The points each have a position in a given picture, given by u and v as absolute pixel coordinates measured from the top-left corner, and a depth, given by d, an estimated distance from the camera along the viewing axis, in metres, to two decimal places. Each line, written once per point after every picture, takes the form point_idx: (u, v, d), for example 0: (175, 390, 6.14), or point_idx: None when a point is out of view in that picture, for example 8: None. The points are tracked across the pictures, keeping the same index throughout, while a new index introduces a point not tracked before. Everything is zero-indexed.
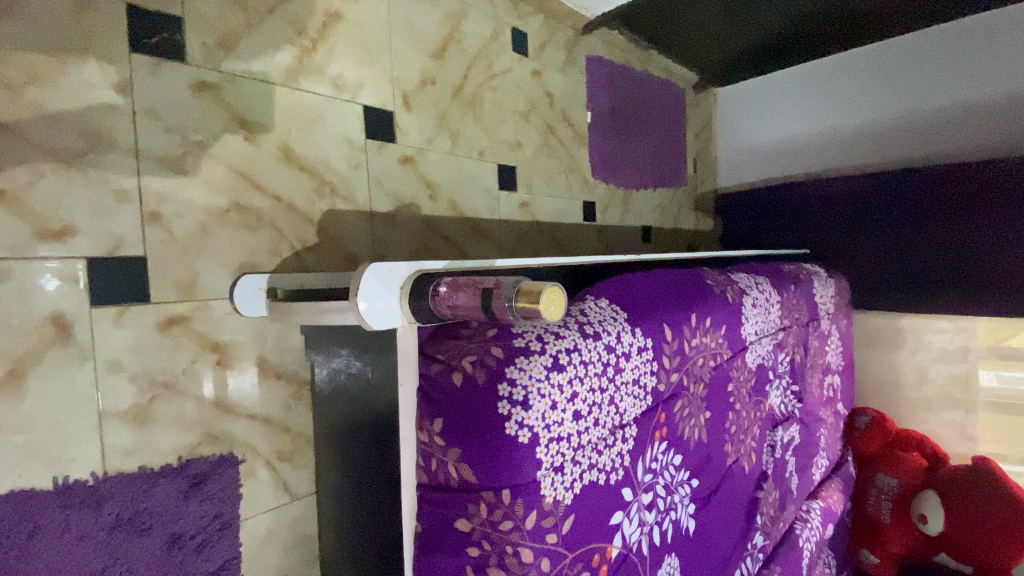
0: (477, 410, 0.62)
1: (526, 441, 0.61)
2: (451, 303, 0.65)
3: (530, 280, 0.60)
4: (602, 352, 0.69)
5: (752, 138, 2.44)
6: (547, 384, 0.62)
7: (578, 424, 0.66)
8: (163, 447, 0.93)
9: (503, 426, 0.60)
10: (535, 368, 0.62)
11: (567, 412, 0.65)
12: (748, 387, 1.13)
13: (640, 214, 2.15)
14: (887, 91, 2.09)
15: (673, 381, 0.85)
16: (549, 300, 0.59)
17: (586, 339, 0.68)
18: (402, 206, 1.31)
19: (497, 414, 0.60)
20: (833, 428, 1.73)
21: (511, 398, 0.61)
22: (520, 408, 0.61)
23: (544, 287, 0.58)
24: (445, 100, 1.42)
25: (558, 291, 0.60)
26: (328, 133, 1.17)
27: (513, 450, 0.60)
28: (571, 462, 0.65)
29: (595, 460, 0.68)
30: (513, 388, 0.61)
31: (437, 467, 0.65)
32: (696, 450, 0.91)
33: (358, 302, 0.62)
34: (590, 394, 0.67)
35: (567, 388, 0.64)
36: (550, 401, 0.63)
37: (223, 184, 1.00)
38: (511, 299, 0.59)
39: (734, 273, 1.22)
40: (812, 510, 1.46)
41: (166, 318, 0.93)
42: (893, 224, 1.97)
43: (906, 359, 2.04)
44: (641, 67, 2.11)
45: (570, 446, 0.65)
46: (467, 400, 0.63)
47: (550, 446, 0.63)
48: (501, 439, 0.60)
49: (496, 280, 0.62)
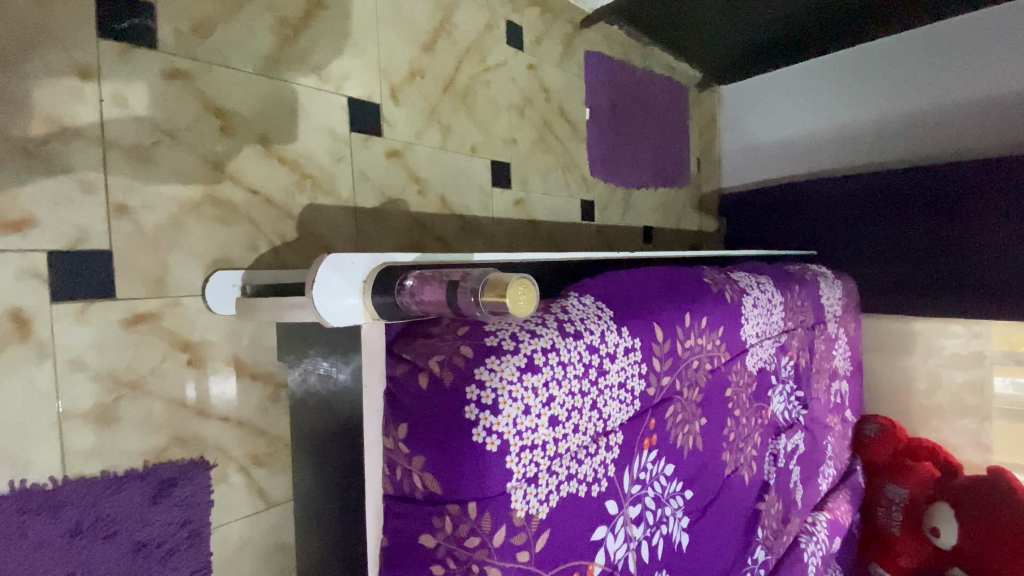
0: (443, 415, 0.57)
1: (495, 449, 0.55)
2: (418, 298, 0.60)
3: (498, 272, 0.55)
4: (582, 352, 0.64)
5: (757, 136, 2.37)
6: (519, 387, 0.57)
7: (555, 431, 0.60)
8: (128, 450, 0.89)
9: (469, 433, 0.55)
10: (507, 369, 0.57)
11: (542, 418, 0.59)
12: (748, 392, 1.07)
13: (641, 213, 2.09)
14: (898, 88, 2.03)
15: (664, 386, 0.79)
16: (516, 293, 0.53)
17: (566, 338, 0.63)
18: (389, 202, 1.27)
19: (464, 419, 0.55)
20: (840, 436, 1.65)
21: (480, 402, 0.55)
22: (489, 413, 0.55)
23: (512, 279, 0.53)
24: (436, 93, 1.37)
25: (530, 285, 0.54)
26: (311, 125, 1.12)
27: (480, 459, 0.55)
28: (547, 472, 0.60)
29: (575, 471, 0.63)
30: (482, 391, 0.56)
31: (402, 476, 0.60)
32: (689, 459, 0.85)
33: (314, 295, 0.57)
34: (568, 398, 0.62)
35: (542, 391, 0.59)
36: (523, 406, 0.57)
37: (197, 175, 0.97)
38: (478, 292, 0.54)
39: (734, 272, 1.16)
40: (818, 522, 1.39)
41: (133, 314, 0.89)
42: (901, 224, 1.91)
43: (917, 365, 1.97)
44: (642, 63, 2.05)
45: (546, 456, 0.60)
46: (432, 404, 0.57)
47: (522, 455, 0.57)
48: (467, 447, 0.55)
49: (463, 272, 0.57)
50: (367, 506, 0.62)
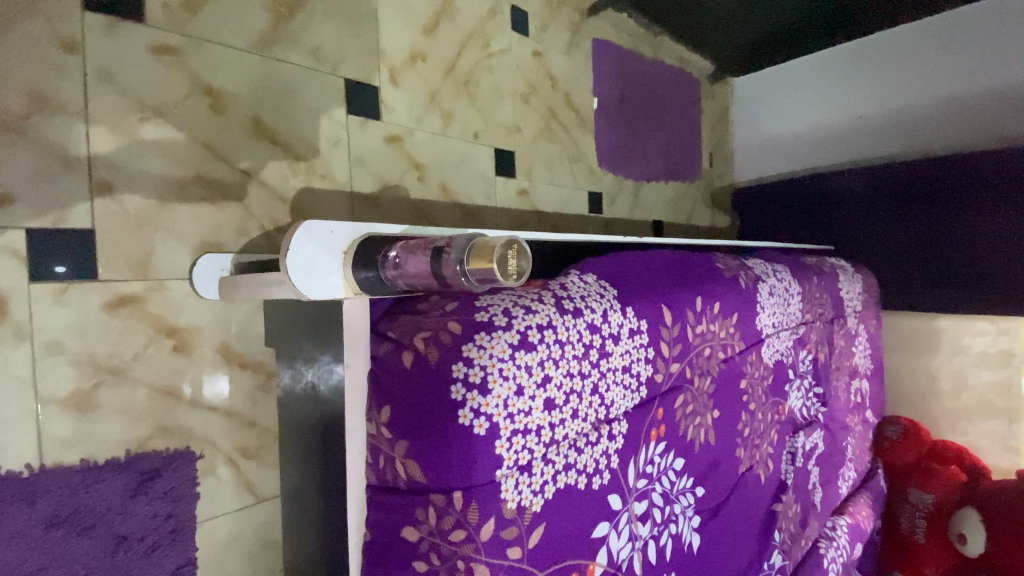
0: (427, 396, 0.51)
1: (484, 432, 0.50)
2: (402, 270, 0.55)
3: (485, 237, 0.50)
4: (582, 331, 0.58)
5: (771, 130, 2.29)
6: (511, 366, 0.52)
7: (551, 416, 0.55)
8: (109, 438, 0.85)
9: (455, 415, 0.50)
10: (498, 346, 0.52)
11: (537, 400, 0.54)
12: (764, 386, 1.01)
13: (651, 207, 2.03)
14: (923, 76, 1.94)
15: (673, 373, 0.73)
16: (504, 257, 0.49)
17: (564, 316, 0.58)
18: (387, 187, 1.22)
19: (450, 400, 0.50)
20: (861, 438, 1.57)
21: (467, 381, 0.50)
22: (477, 393, 0.50)
23: (498, 241, 0.48)
24: (437, 77, 1.33)
25: (520, 247, 0.50)
26: (306, 106, 1.09)
27: (467, 443, 0.49)
28: (542, 460, 0.54)
29: (574, 460, 0.57)
30: (470, 369, 0.50)
31: (384, 464, 0.55)
32: (701, 454, 0.79)
33: (287, 266, 0.53)
34: (566, 380, 0.56)
35: (537, 370, 0.54)
36: (515, 386, 0.52)
37: (185, 155, 0.93)
38: (463, 260, 0.50)
39: (749, 259, 1.10)
40: (838, 527, 1.31)
41: (116, 297, 0.86)
42: (924, 217, 1.82)
43: (942, 364, 1.88)
44: (653, 53, 1.99)
45: (542, 442, 0.54)
46: (416, 385, 0.52)
47: (514, 441, 0.52)
48: (453, 429, 0.50)
49: (449, 239, 0.53)
50: (348, 497, 0.57)
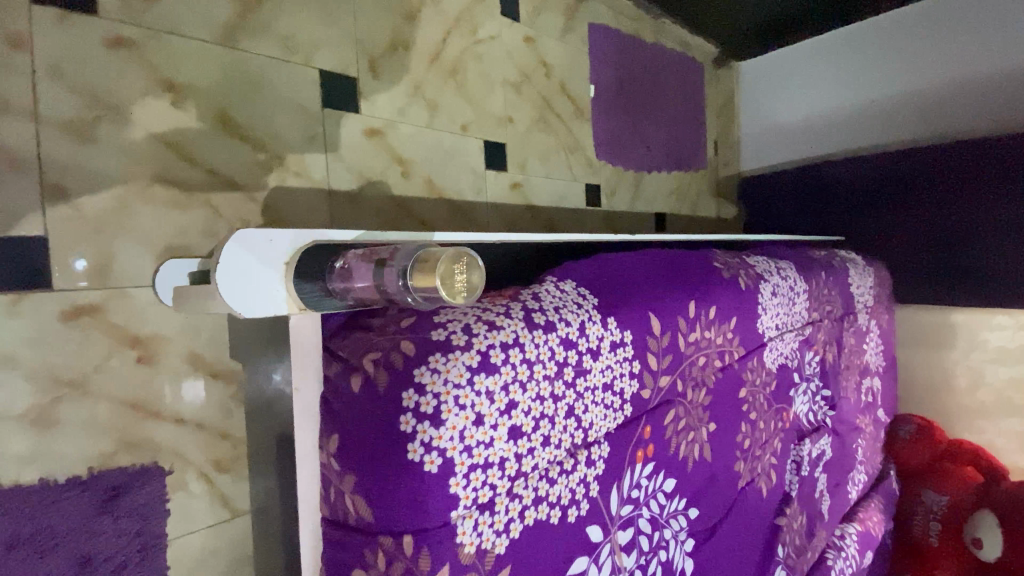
0: (374, 427, 0.46)
1: (436, 470, 0.45)
2: (349, 283, 0.50)
3: (431, 248, 0.44)
4: (553, 348, 0.53)
5: (779, 115, 2.18)
6: (469, 392, 0.46)
7: (517, 446, 0.50)
8: (71, 455, 0.81)
9: (405, 449, 0.44)
10: (454, 370, 0.46)
11: (501, 429, 0.48)
12: (767, 392, 0.94)
13: (653, 199, 1.94)
14: (941, 57, 1.84)
15: (662, 387, 0.67)
16: (450, 275, 0.44)
17: (533, 331, 0.52)
18: (368, 183, 1.16)
19: (399, 432, 0.45)
20: (872, 439, 1.50)
21: (418, 411, 0.45)
22: (429, 424, 0.45)
23: (441, 257, 0.43)
24: (421, 66, 1.26)
25: (469, 260, 0.45)
26: (277, 100, 1.03)
27: (417, 483, 0.44)
28: (506, 496, 0.49)
29: (545, 493, 0.52)
30: (422, 397, 0.45)
31: (335, 498, 0.50)
32: (695, 472, 0.73)
33: (218, 285, 0.47)
34: (535, 404, 0.51)
35: (500, 396, 0.48)
36: (473, 415, 0.46)
37: (146, 154, 0.88)
38: (408, 278, 0.45)
39: (750, 255, 1.03)
40: (847, 536, 1.24)
41: (73, 307, 0.81)
42: (942, 205, 1.72)
43: (959, 360, 1.80)
44: (654, 37, 1.89)
45: (507, 475, 0.49)
46: (364, 413, 0.47)
47: (472, 477, 0.47)
48: (402, 466, 0.44)
49: (392, 249, 0.47)
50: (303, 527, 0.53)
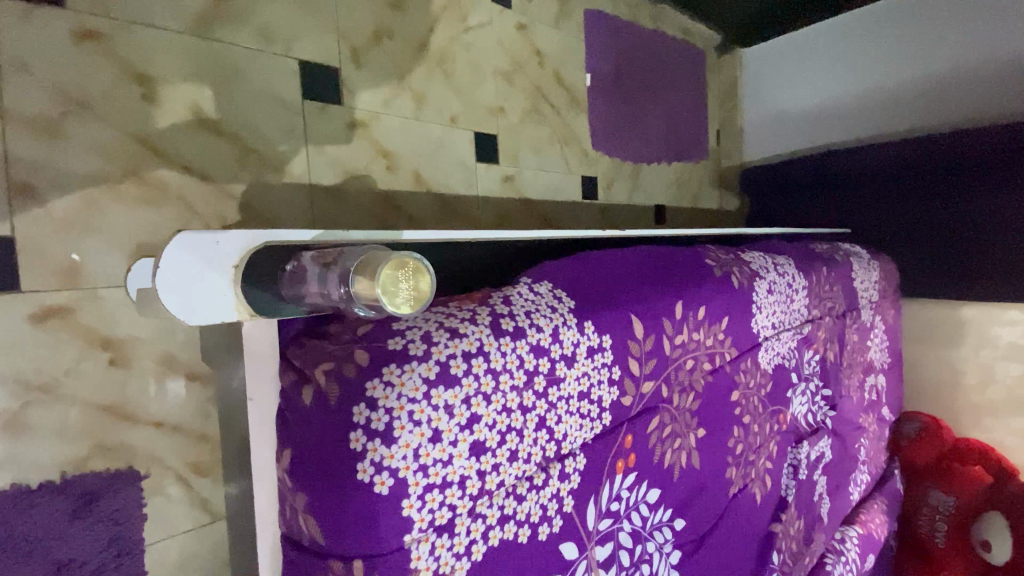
0: (324, 444, 0.46)
1: (386, 492, 0.46)
2: (299, 288, 0.50)
3: (370, 254, 0.45)
4: (519, 357, 0.55)
5: (783, 104, 2.12)
6: (425, 407, 0.48)
7: (479, 463, 0.51)
8: (43, 461, 0.79)
9: (354, 468, 0.45)
10: (408, 384, 0.47)
11: (461, 444, 0.50)
12: (762, 395, 0.90)
13: (652, 191, 1.89)
14: (951, 42, 1.77)
15: (645, 394, 0.69)
16: (393, 284, 0.44)
17: (496, 340, 0.54)
18: (352, 178, 1.13)
19: (349, 451, 0.45)
20: (876, 438, 1.46)
21: (369, 428, 0.45)
22: (380, 443, 0.45)
23: (381, 266, 0.43)
24: (406, 56, 1.21)
25: (416, 265, 0.45)
26: (255, 92, 1.00)
27: (368, 503, 0.45)
28: (467, 516, 0.51)
29: (512, 510, 0.55)
30: (373, 413, 0.46)
31: (289, 516, 0.49)
32: (682, 482, 0.73)
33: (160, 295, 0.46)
34: (498, 416, 0.53)
35: (460, 410, 0.50)
36: (428, 432, 0.48)
37: (116, 150, 0.85)
38: (348, 286, 0.45)
39: (745, 251, 0.98)
40: (847, 539, 1.21)
41: (42, 309, 0.79)
42: (947, 195, 1.67)
43: (967, 356, 1.75)
44: (653, 23, 1.83)
45: (468, 494, 0.51)
46: (313, 429, 0.47)
47: (427, 499, 0.48)
48: (351, 487, 0.45)
49: (338, 255, 0.48)
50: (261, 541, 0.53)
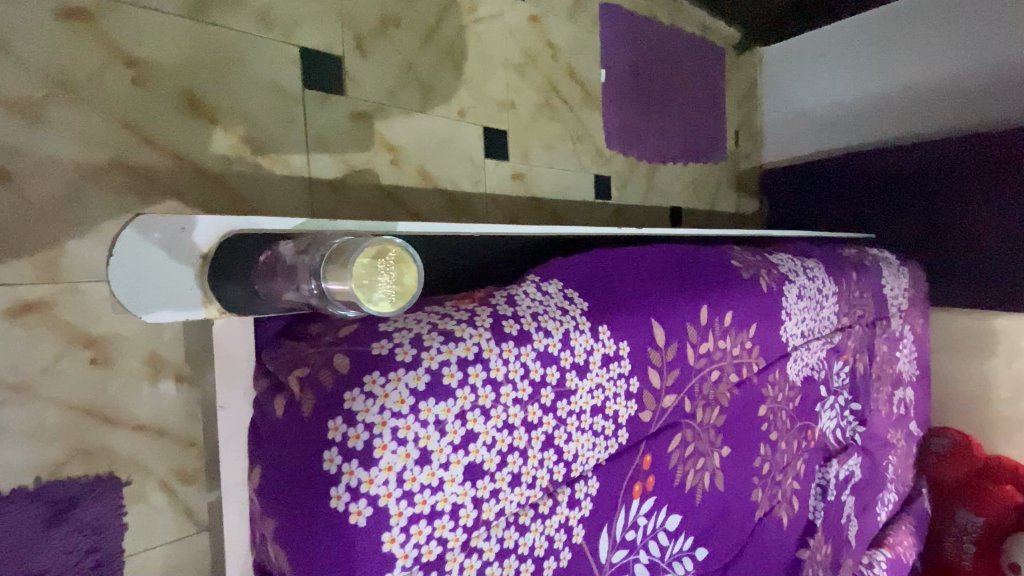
0: (298, 463, 0.42)
1: (363, 523, 0.41)
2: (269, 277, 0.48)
3: (346, 240, 0.41)
4: (522, 367, 0.50)
5: (804, 104, 2.03)
6: (411, 424, 0.43)
7: (475, 489, 0.47)
8: (15, 467, 0.74)
9: (327, 494, 0.41)
10: (392, 395, 0.43)
11: (454, 466, 0.45)
12: (790, 410, 0.85)
13: (667, 192, 1.82)
14: (985, 38, 1.68)
15: (666, 408, 0.64)
16: (372, 278, 0.40)
17: (495, 346, 0.49)
18: (353, 172, 1.08)
19: (322, 473, 0.41)
20: (904, 455, 1.37)
21: (345, 447, 0.41)
22: (358, 465, 0.41)
23: (355, 257, 0.39)
24: (413, 45, 1.16)
25: (399, 252, 0.40)
26: (252, 80, 0.95)
27: (341, 536, 0.40)
28: (460, 551, 0.46)
29: (514, 543, 0.50)
30: (350, 428, 0.41)
31: (259, 538, 0.47)
32: (703, 506, 0.68)
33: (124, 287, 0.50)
34: (498, 434, 0.48)
35: (454, 427, 0.45)
36: (414, 454, 0.43)
37: (104, 137, 0.81)
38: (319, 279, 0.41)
39: (773, 253, 0.91)
40: (876, 564, 1.13)
41: (17, 303, 0.74)
42: (981, 200, 1.57)
43: (999, 369, 1.65)
44: (670, 19, 1.76)
45: (462, 526, 0.46)
46: (287, 443, 0.44)
47: (413, 531, 0.43)
48: (323, 515, 0.41)
49: (311, 244, 0.44)
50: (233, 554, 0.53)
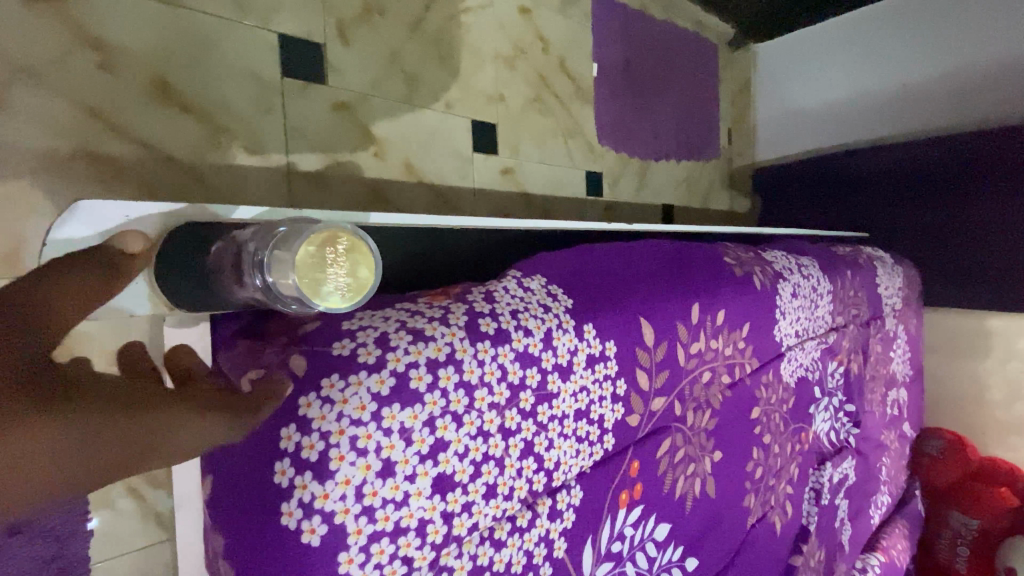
0: (250, 474, 0.42)
1: (318, 542, 0.40)
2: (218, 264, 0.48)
3: (291, 228, 0.38)
4: (496, 371, 0.48)
5: (797, 102, 2.01)
6: (372, 433, 0.42)
7: (445, 503, 0.45)
8: None
9: (279, 510, 0.40)
10: (352, 402, 0.41)
11: (421, 478, 0.44)
12: (784, 412, 0.83)
13: (659, 189, 1.79)
14: (980, 38, 1.67)
15: (655, 412, 0.62)
16: (319, 270, 0.37)
17: (468, 347, 0.47)
18: (335, 164, 1.04)
19: (275, 486, 0.40)
20: (897, 456, 1.36)
21: (299, 458, 0.40)
22: (312, 478, 0.40)
23: (298, 246, 0.36)
24: (399, 34, 1.12)
25: (352, 240, 0.37)
26: (227, 66, 0.91)
27: (295, 554, 0.39)
28: (429, 568, 0.45)
29: (489, 558, 0.48)
30: (304, 437, 0.40)
31: (212, 546, 0.48)
32: (693, 515, 0.66)
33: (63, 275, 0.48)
34: (470, 442, 0.46)
35: (421, 436, 0.44)
36: (375, 466, 0.42)
37: (67, 123, 0.77)
38: (265, 274, 0.39)
39: (767, 250, 0.88)
40: (869, 568, 1.11)
41: None
42: (979, 198, 1.55)
43: (991, 370, 1.64)
44: (664, 13, 1.73)
45: (430, 543, 0.44)
46: (242, 451, 0.43)
47: (375, 548, 0.42)
48: (277, 532, 0.40)
49: (258, 234, 0.42)
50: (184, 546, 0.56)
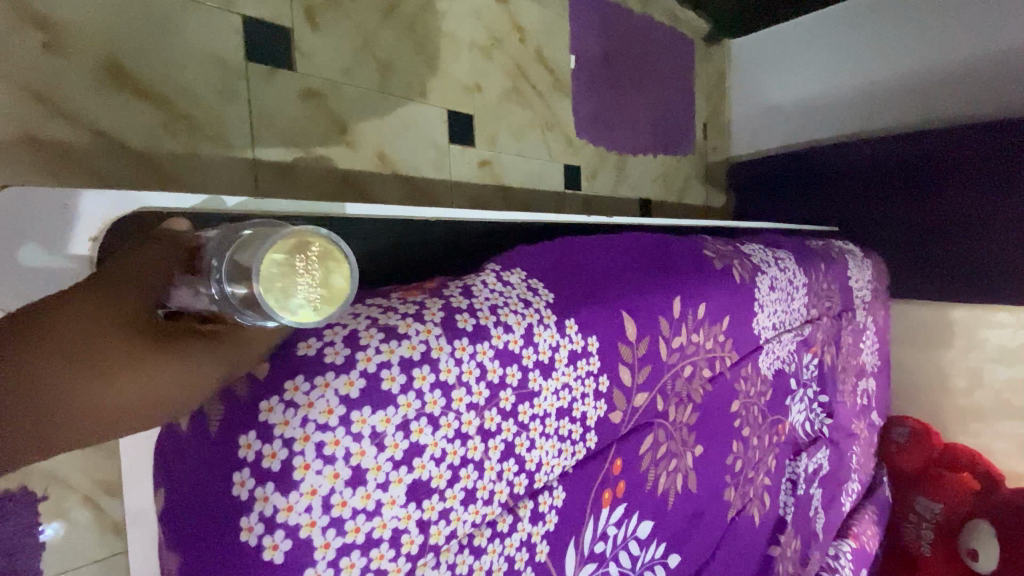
0: (203, 483, 0.39)
1: (280, 559, 0.38)
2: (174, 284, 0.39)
3: (258, 233, 0.35)
4: (474, 370, 0.46)
5: (771, 98, 2.03)
6: (341, 438, 0.39)
7: (421, 511, 0.43)
8: None
9: (237, 524, 0.37)
10: (320, 405, 0.39)
11: (396, 485, 0.41)
12: (762, 404, 0.83)
13: (637, 183, 1.79)
14: (945, 38, 1.72)
15: (637, 408, 0.61)
16: (287, 280, 0.33)
17: (446, 345, 0.44)
18: (305, 155, 1.00)
19: (232, 499, 0.38)
20: (867, 445, 1.39)
21: (261, 468, 0.38)
22: (274, 490, 0.37)
23: (265, 251, 0.33)
24: (371, 19, 1.08)
25: (325, 246, 0.34)
26: (186, 49, 0.85)
27: (254, 570, 0.37)
28: None
29: (469, 565, 0.47)
30: (265, 444, 0.38)
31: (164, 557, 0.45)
32: (675, 511, 0.66)
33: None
34: (447, 446, 0.44)
35: (395, 440, 0.41)
36: (343, 472, 0.39)
37: (9, 108, 0.71)
38: (220, 270, 0.34)
39: (745, 243, 0.89)
40: (841, 555, 1.14)
41: None
42: (941, 194, 1.61)
43: (955, 359, 1.69)
44: (641, 7, 1.72)
45: (405, 554, 0.42)
46: (193, 460, 0.40)
47: (344, 559, 0.40)
48: (233, 547, 0.37)
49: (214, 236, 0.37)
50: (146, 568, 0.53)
